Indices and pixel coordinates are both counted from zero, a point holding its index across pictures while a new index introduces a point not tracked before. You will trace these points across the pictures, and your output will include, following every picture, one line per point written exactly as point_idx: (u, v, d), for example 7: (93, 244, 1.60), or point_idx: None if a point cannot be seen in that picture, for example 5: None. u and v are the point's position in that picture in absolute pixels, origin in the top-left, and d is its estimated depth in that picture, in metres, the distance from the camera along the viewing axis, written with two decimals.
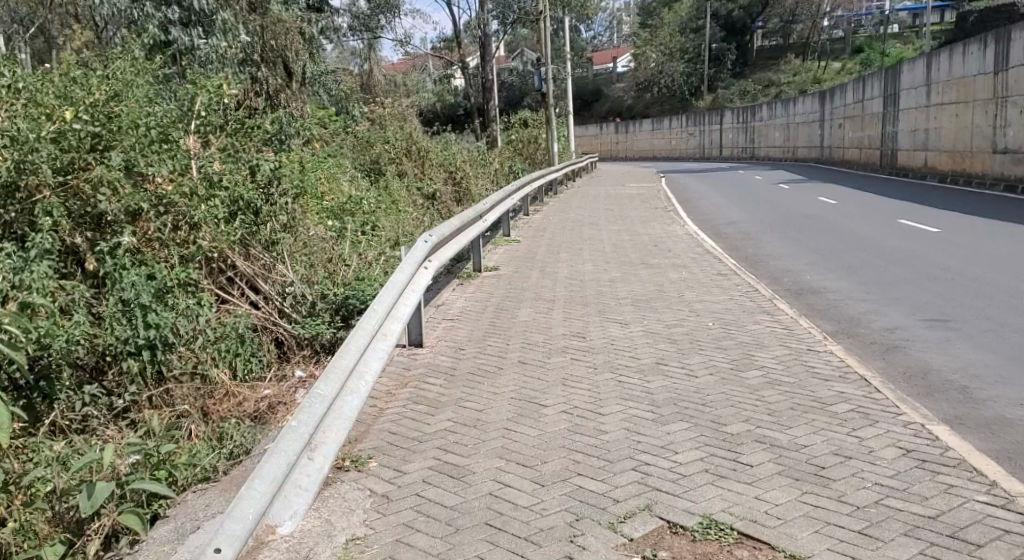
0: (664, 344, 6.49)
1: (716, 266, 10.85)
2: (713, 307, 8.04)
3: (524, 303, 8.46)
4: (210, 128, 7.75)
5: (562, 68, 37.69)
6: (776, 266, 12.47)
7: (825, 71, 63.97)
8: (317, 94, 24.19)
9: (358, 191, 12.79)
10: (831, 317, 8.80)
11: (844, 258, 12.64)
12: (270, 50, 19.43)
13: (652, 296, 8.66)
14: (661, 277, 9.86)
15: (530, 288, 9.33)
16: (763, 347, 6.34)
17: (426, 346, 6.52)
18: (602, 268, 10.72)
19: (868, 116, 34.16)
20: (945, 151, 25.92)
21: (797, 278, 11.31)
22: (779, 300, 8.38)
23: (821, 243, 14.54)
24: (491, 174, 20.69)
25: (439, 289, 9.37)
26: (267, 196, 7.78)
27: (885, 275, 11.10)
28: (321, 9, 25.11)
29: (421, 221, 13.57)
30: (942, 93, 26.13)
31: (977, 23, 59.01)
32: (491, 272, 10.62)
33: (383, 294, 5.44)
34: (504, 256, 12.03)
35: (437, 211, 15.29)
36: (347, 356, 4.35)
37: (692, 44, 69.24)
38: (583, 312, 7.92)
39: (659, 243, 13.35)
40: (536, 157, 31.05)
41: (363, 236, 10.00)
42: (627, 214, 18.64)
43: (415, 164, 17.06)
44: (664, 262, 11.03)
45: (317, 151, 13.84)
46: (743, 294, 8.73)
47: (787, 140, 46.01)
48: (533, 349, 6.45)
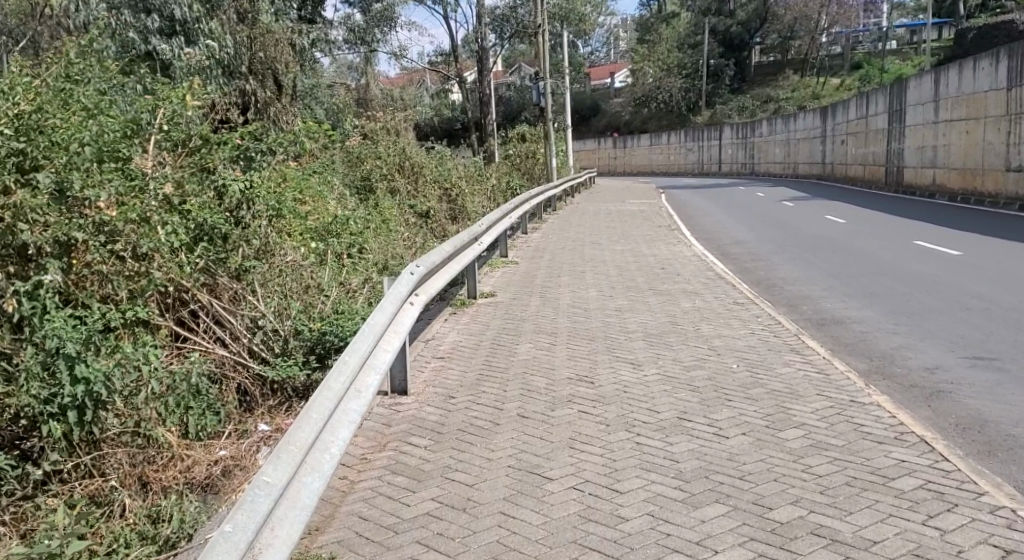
0: (684, 392, 5.67)
1: (731, 293, 10.05)
2: (733, 343, 7.22)
3: (523, 337, 7.63)
4: (172, 144, 6.94)
5: (560, 83, 37.10)
6: (792, 291, 11.71)
7: (824, 87, 63.34)
8: (308, 106, 23.44)
9: (346, 210, 12.01)
10: (860, 353, 8.03)
11: (865, 284, 11.88)
12: (258, 62, 19.08)
13: (664, 329, 7.85)
14: (672, 306, 9.06)
15: (530, 319, 8.51)
16: (799, 398, 5.52)
17: (411, 395, 5.69)
18: (607, 294, 9.91)
19: (873, 132, 33.52)
20: (955, 169, 25.21)
21: (817, 307, 10.54)
22: (804, 336, 7.61)
23: (836, 266, 13.78)
24: (488, 190, 19.92)
25: (430, 320, 8.55)
26: (236, 218, 6.95)
27: (911, 304, 10.33)
28: (313, 20, 24.38)
29: (412, 240, 12.79)
30: (950, 109, 25.46)
31: (976, 40, 58.45)
32: (487, 299, 9.80)
33: (359, 339, 4.51)
34: (503, 280, 11.25)
35: (431, 229, 14.47)
36: (306, 426, 3.51)
37: (690, 60, 68.83)
38: (589, 349, 7.11)
39: (666, 265, 12.56)
40: (534, 171, 30.29)
41: (347, 262, 9.41)
42: (629, 233, 17.86)
43: (408, 181, 16.26)
44: (675, 289, 10.24)
45: (304, 168, 13.10)
46: (763, 327, 7.94)
47: (788, 156, 45.40)
48: (535, 397, 5.62)
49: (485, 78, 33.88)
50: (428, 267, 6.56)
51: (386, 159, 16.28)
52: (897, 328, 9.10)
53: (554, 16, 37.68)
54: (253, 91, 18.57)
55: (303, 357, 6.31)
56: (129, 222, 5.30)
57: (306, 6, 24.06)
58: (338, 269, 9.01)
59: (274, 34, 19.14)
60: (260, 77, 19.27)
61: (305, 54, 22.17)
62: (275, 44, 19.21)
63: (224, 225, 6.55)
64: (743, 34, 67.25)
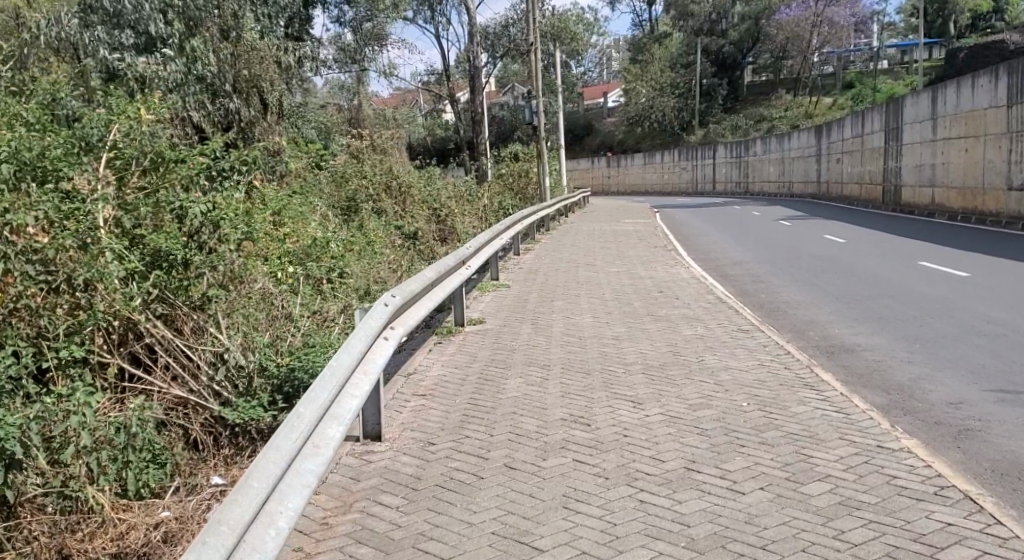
0: (691, 436, 5.08)
1: (735, 319, 9.48)
2: (742, 377, 6.62)
3: (513, 370, 7.01)
4: (124, 161, 6.25)
5: (553, 102, 36.69)
6: (797, 316, 11.16)
7: (817, 106, 63.14)
8: (295, 125, 22.86)
9: (327, 232, 11.44)
10: (876, 385, 7.46)
11: (872, 308, 11.34)
12: (243, 80, 18.66)
13: (665, 361, 7.25)
14: (674, 334, 8.47)
15: (520, 349, 7.89)
16: (821, 444, 4.93)
17: (384, 440, 5.10)
18: (603, 321, 9.32)
19: (869, 150, 33.18)
20: (955, 187, 24.80)
21: (825, 333, 9.98)
22: (817, 368, 7.02)
23: (840, 288, 13.25)
24: (479, 210, 19.35)
25: (412, 352, 7.94)
26: (197, 243, 6.27)
27: (925, 330, 9.75)
28: (301, 37, 23.90)
29: (399, 262, 12.22)
30: (949, 127, 25.07)
31: (968, 59, 58.34)
32: (476, 326, 9.20)
33: (321, 384, 3.91)
34: (493, 305, 10.67)
35: (419, 251, 13.88)
36: (247, 497, 2.92)
37: (683, 79, 68.74)
38: (584, 384, 6.50)
39: (664, 288, 11.99)
40: (527, 191, 29.80)
41: (326, 290, 8.84)
42: (625, 254, 17.28)
43: (395, 201, 15.68)
44: (674, 314, 9.66)
45: (283, 193, 12.54)
46: (772, 358, 7.36)
47: (782, 175, 45.06)
48: (523, 443, 5.01)
49: (477, 97, 33.56)
50: (406, 295, 5.93)
51: (372, 179, 15.72)
52: (912, 357, 8.52)
53: (546, 35, 37.34)
54: (235, 109, 18.28)
55: (267, 397, 5.69)
56: (62, 250, 5.06)
57: (293, 24, 23.53)
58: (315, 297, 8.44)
59: (259, 51, 18.74)
60: (245, 95, 18.74)
61: (291, 72, 21.66)
62: (260, 62, 18.79)
63: (182, 251, 5.96)
64: (736, 53, 67.14)
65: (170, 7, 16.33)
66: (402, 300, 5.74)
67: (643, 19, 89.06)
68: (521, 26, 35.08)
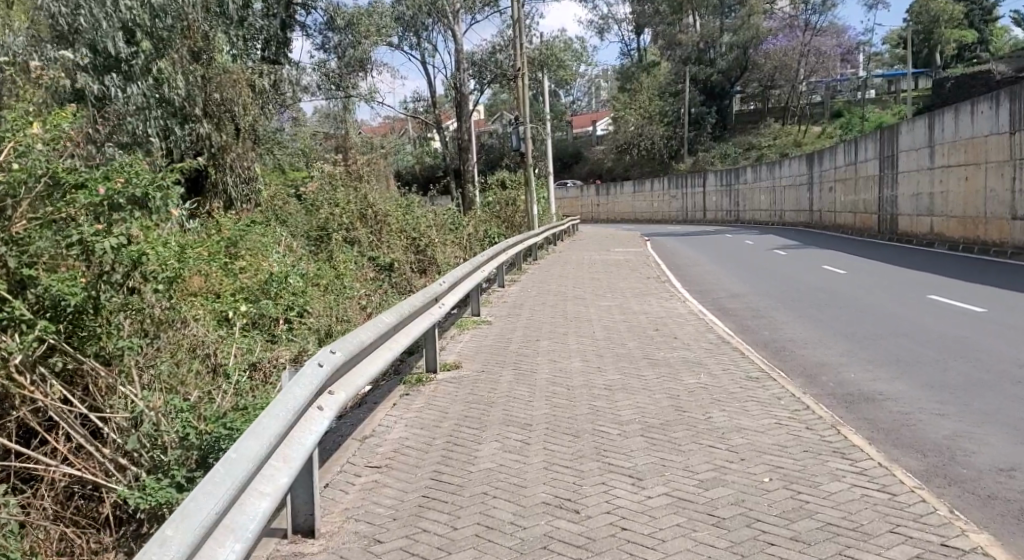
0: (705, 529, 4.09)
1: (739, 362, 8.51)
2: (758, 443, 5.60)
3: (489, 431, 5.96)
4: (13, 191, 5.06)
5: (540, 129, 35.91)
6: (807, 357, 10.18)
7: (805, 135, 62.66)
8: (271, 153, 21.87)
9: (290, 266, 10.50)
10: (910, 445, 6.46)
11: (888, 349, 10.37)
12: (215, 105, 17.79)
13: (668, 418, 6.23)
14: (674, 384, 7.43)
15: (498, 403, 6.83)
16: (870, 540, 3.94)
17: (321, 536, 4.08)
18: (593, 366, 8.27)
19: (863, 178, 32.46)
20: (955, 217, 24.01)
21: (838, 377, 9.02)
22: (843, 427, 6.01)
23: (849, 326, 12.27)
24: (461, 240, 18.34)
25: (373, 407, 6.89)
26: (112, 282, 5.43)
27: (951, 375, 8.77)
28: (278, 59, 22.89)
29: (370, 296, 11.20)
30: (947, 154, 24.30)
31: (954, 89, 57.94)
32: (450, 372, 8.17)
33: (203, 488, 2.80)
34: (471, 344, 9.66)
35: (393, 284, 12.89)
36: None
37: (671, 109, 68.35)
38: (573, 450, 5.48)
39: (659, 325, 11.02)
40: (515, 220, 28.80)
41: (285, 341, 8.05)
42: (617, 286, 16.28)
43: (370, 231, 14.62)
44: (672, 357, 8.68)
45: (239, 225, 11.50)
46: (789, 415, 6.35)
47: (773, 204, 44.39)
48: (494, 542, 3.98)
49: (463, 124, 32.68)
50: (353, 349, 4.84)
51: (346, 207, 14.74)
52: (942, 409, 7.52)
53: (533, 62, 36.66)
54: (204, 133, 17.31)
55: (183, 474, 4.63)
56: None
57: (269, 47, 22.61)
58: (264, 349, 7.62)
59: (230, 75, 17.73)
60: (217, 121, 17.84)
61: (266, 96, 20.62)
62: (232, 86, 17.81)
63: (80, 295, 5.02)
64: (724, 82, 66.80)
65: (133, 27, 15.45)
66: (347, 358, 4.65)
67: (631, 48, 88.75)
68: (509, 52, 34.14)
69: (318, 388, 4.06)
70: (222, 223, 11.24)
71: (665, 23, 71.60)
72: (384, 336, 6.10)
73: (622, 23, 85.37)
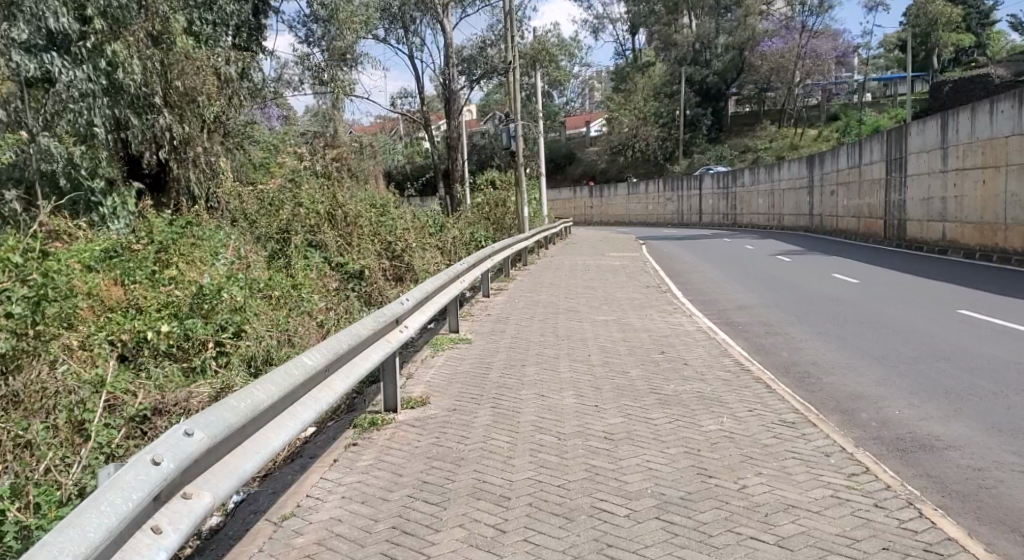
0: None
1: (767, 399, 7.02)
2: (819, 534, 4.10)
3: (452, 511, 4.46)
4: None
5: (532, 128, 34.33)
6: (837, 387, 8.71)
7: (802, 138, 61.23)
8: (239, 148, 20.31)
9: (228, 273, 9.17)
10: (1002, 519, 4.96)
11: (932, 378, 8.89)
12: (175, 93, 16.04)
13: (691, 488, 4.76)
14: (692, 433, 5.90)
15: (469, 461, 5.30)
16: None
17: None
18: (590, 404, 6.75)
19: (867, 182, 31.08)
20: (971, 223, 22.58)
21: (879, 415, 7.55)
22: (923, 505, 4.51)
23: (879, 347, 10.78)
24: (443, 244, 16.71)
25: (306, 465, 5.37)
26: None
27: (1017, 415, 7.28)
28: (250, 48, 21.26)
29: (332, 309, 9.70)
30: (962, 156, 22.85)
31: (952, 93, 56.42)
32: (415, 411, 6.66)
33: None
34: (444, 370, 8.14)
35: (359, 295, 11.36)
36: None
37: (666, 109, 67.00)
38: (565, 547, 4.02)
39: (665, 347, 9.56)
40: (505, 222, 27.33)
41: (213, 379, 6.63)
42: (614, 297, 14.76)
43: (338, 234, 12.98)
44: (685, 392, 7.21)
45: (175, 228, 10.07)
46: (848, 484, 4.83)
47: (772, 207, 43.01)
48: None
49: (453, 122, 31.08)
50: (252, 408, 3.39)
51: (311, 208, 13.12)
52: (1023, 465, 6.01)
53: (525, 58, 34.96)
54: (164, 125, 15.65)
55: None
56: None
57: (241, 33, 20.97)
58: (180, 388, 6.44)
59: (193, 62, 16.11)
60: (180, 111, 16.15)
61: (231, 84, 18.60)
62: (196, 73, 16.19)
63: None
64: (720, 83, 65.47)
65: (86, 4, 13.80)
66: (234, 426, 3.19)
67: (626, 48, 87.41)
68: (500, 46, 32.24)
69: (156, 494, 2.61)
70: (154, 224, 9.81)
71: (661, 23, 70.21)
72: (318, 375, 4.61)
73: (617, 23, 84.00)
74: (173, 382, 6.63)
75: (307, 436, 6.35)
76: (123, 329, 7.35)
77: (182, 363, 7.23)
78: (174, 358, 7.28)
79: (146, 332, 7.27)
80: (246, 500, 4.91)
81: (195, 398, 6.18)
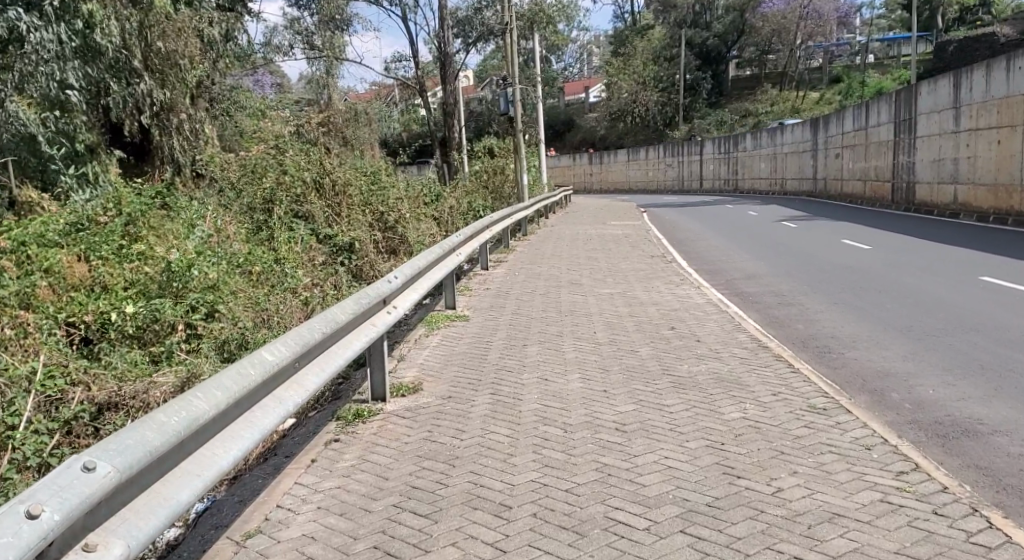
0: None
1: (792, 382, 6.37)
2: (875, 553, 3.49)
3: (441, 527, 3.84)
4: None
5: (530, 93, 33.37)
6: (863, 365, 8.07)
7: (804, 102, 60.10)
8: (222, 117, 19.49)
9: (200, 247, 8.50)
10: None
11: (963, 351, 8.25)
12: (155, 58, 15.15)
13: (718, 493, 4.14)
14: (714, 423, 5.28)
15: (464, 461, 4.68)
16: None
17: None
18: (600, 390, 6.11)
19: (874, 144, 30.25)
20: (984, 185, 21.82)
21: (912, 396, 6.93)
22: (989, 512, 3.89)
23: (901, 318, 10.12)
24: (438, 213, 15.98)
25: (280, 466, 4.75)
26: None
27: None
28: (234, 10, 20.29)
29: (318, 285, 9.02)
30: (976, 116, 22.05)
31: (957, 53, 55.20)
32: (405, 400, 6.02)
33: None
34: (439, 352, 7.48)
35: (347, 269, 10.68)
36: None
37: (666, 73, 65.79)
38: None
39: (676, 321, 8.92)
40: (503, 190, 26.56)
41: (179, 367, 6.01)
42: (617, 268, 14.09)
43: (326, 204, 12.27)
44: (702, 374, 6.58)
45: (145, 199, 9.46)
46: (898, 485, 4.22)
47: (774, 171, 42.17)
48: None
49: (449, 88, 30.15)
50: (193, 423, 2.87)
51: (297, 177, 12.38)
52: None
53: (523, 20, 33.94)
54: (146, 92, 14.82)
55: None
56: None
57: None
58: (141, 379, 5.82)
59: (174, 23, 15.34)
60: (160, 77, 15.27)
61: (214, 46, 17.92)
62: (177, 36, 15.40)
63: None
64: (720, 46, 64.21)
65: None
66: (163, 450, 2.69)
67: (624, 11, 85.67)
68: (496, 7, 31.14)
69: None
70: (121, 195, 9.19)
71: None
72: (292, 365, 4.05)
73: None
74: (136, 370, 6.02)
75: (286, 428, 5.73)
76: (86, 309, 6.72)
77: (148, 348, 6.57)
78: (140, 342, 6.64)
79: (109, 314, 6.65)
80: (210, 509, 4.30)
81: (156, 390, 5.56)
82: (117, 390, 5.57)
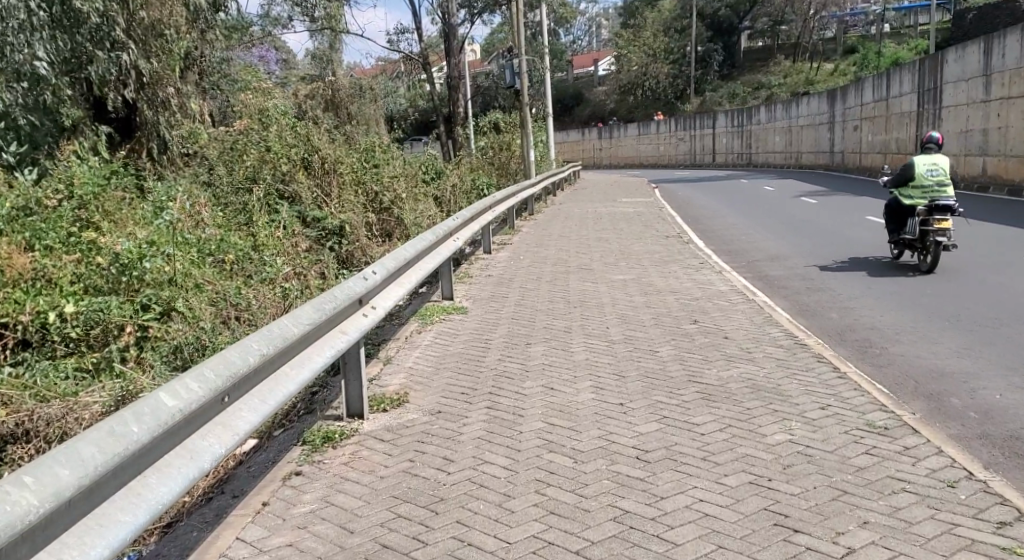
0: None
1: (841, 391, 5.41)
2: None
3: None
4: None
5: (539, 67, 32.10)
6: (913, 362, 7.10)
7: (818, 73, 58.44)
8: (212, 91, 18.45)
9: (160, 232, 7.69)
10: None
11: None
12: (139, 27, 13.98)
13: (771, 557, 3.23)
14: (755, 450, 4.34)
15: (450, 507, 3.75)
16: None
17: None
18: (615, 402, 5.20)
19: (896, 115, 29.02)
20: (1016, 157, 20.64)
21: (976, 402, 5.97)
22: None
23: (948, 306, 9.13)
24: (437, 192, 15.01)
25: (224, 512, 3.83)
26: None
27: None
28: None
29: (301, 274, 8.09)
30: (1010, 83, 20.80)
31: (976, 21, 53.16)
32: (387, 416, 5.11)
33: None
34: (431, 354, 6.54)
35: (333, 256, 9.76)
36: None
37: (676, 45, 64.27)
38: None
39: (698, 313, 7.96)
40: (509, 167, 25.56)
41: (116, 383, 5.25)
42: (630, 250, 13.13)
43: (314, 183, 11.30)
44: (733, 380, 5.65)
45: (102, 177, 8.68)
46: (1004, 545, 3.27)
47: (788, 145, 40.97)
48: None
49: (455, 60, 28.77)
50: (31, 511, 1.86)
51: (282, 153, 11.37)
52: None
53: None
54: (130, 62, 13.63)
55: None
56: None
57: None
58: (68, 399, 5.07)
59: None
60: (145, 47, 14.11)
61: (203, 16, 16.39)
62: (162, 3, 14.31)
63: None
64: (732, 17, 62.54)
65: None
66: None
67: None
68: None
69: None
70: (77, 173, 8.40)
71: None
72: (227, 394, 3.04)
73: None
74: (60, 391, 5.38)
75: (245, 451, 4.83)
76: (23, 309, 6.03)
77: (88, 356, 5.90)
78: (84, 347, 5.97)
79: (48, 315, 5.97)
80: None
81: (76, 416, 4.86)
82: (30, 416, 4.93)
